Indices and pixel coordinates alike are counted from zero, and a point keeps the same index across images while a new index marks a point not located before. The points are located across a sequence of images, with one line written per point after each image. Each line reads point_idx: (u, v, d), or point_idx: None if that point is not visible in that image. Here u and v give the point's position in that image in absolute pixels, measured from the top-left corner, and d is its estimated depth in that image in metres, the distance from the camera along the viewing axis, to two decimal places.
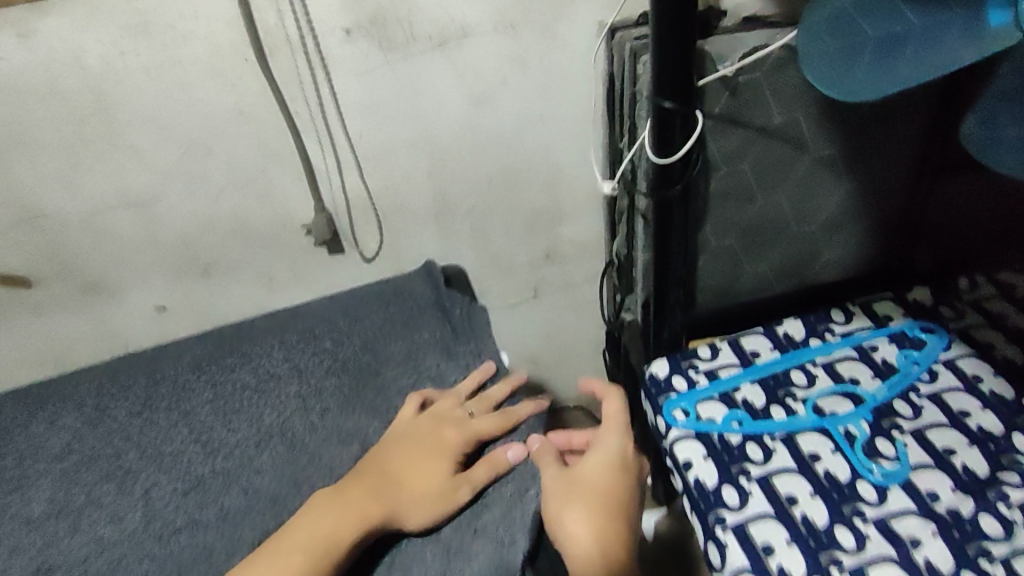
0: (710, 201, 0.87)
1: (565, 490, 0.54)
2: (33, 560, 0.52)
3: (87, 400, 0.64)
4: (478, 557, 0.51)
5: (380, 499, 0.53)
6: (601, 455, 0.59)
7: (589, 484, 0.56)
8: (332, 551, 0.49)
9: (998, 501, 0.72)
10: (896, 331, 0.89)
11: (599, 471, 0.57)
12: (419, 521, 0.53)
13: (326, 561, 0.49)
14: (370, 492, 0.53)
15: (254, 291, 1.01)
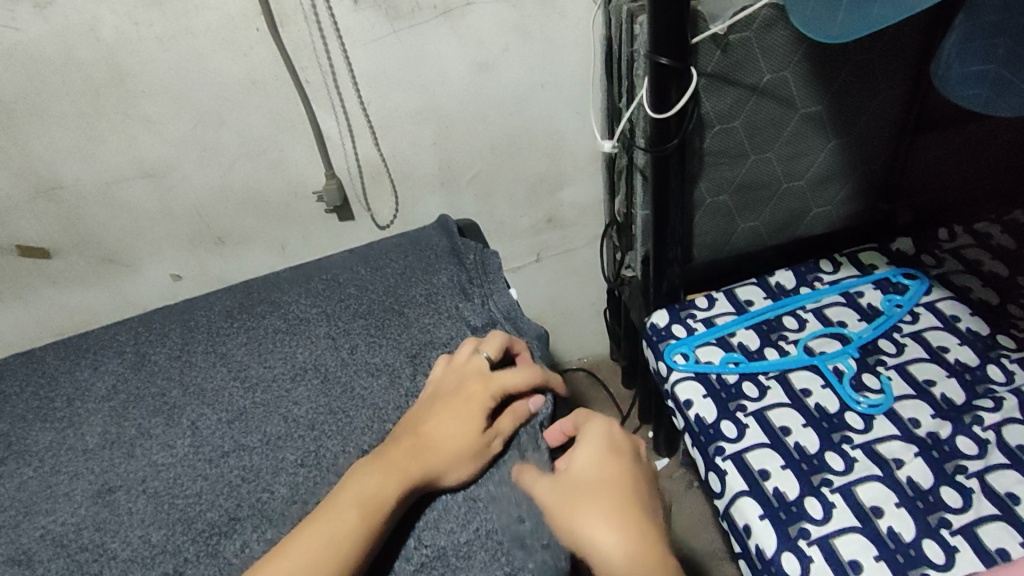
0: (705, 158, 0.92)
1: (565, 506, 0.52)
2: (94, 483, 0.57)
3: (126, 348, 0.68)
4: (505, 464, 0.57)
5: (421, 458, 0.54)
6: (589, 449, 0.56)
7: (588, 488, 0.53)
8: (379, 510, 0.50)
9: (973, 423, 0.78)
10: (881, 278, 0.94)
11: (594, 470, 0.55)
12: (456, 476, 0.55)
13: (376, 519, 0.50)
14: (408, 453, 0.54)
15: (269, 258, 1.05)
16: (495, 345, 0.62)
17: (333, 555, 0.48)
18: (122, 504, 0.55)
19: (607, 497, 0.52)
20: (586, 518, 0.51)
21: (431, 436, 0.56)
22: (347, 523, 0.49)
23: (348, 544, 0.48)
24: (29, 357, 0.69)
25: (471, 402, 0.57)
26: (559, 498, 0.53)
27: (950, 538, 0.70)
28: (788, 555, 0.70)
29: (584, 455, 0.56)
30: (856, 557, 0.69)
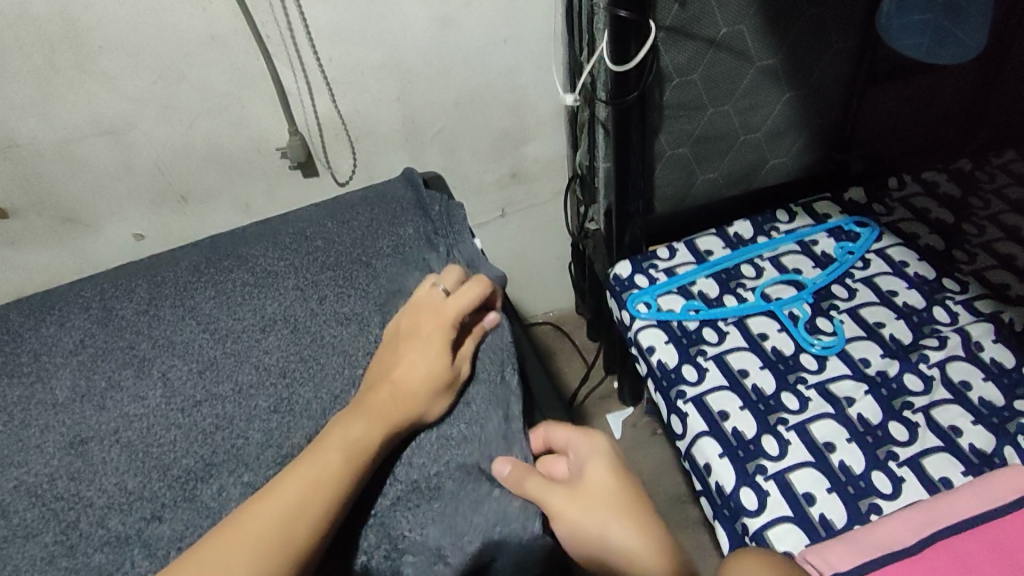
0: (665, 111, 0.93)
1: (587, 512, 0.52)
2: (66, 434, 0.57)
3: (92, 303, 0.68)
4: (473, 403, 0.59)
5: (399, 397, 0.55)
6: (597, 459, 0.55)
7: (612, 503, 0.52)
8: (364, 453, 0.51)
9: (919, 360, 0.82)
10: (834, 226, 0.98)
11: (613, 487, 0.54)
12: (434, 407, 0.57)
13: (361, 460, 0.51)
14: (382, 395, 0.55)
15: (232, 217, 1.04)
16: (451, 276, 0.63)
17: (323, 497, 0.48)
18: (96, 453, 0.55)
19: (632, 512, 0.52)
20: (618, 531, 0.50)
21: (402, 373, 0.57)
22: (331, 471, 0.50)
23: (334, 485, 0.49)
24: None
25: (433, 337, 0.59)
26: (582, 507, 0.52)
27: (897, 469, 0.73)
28: (745, 489, 0.73)
29: (597, 471, 0.55)
30: (810, 490, 0.72)
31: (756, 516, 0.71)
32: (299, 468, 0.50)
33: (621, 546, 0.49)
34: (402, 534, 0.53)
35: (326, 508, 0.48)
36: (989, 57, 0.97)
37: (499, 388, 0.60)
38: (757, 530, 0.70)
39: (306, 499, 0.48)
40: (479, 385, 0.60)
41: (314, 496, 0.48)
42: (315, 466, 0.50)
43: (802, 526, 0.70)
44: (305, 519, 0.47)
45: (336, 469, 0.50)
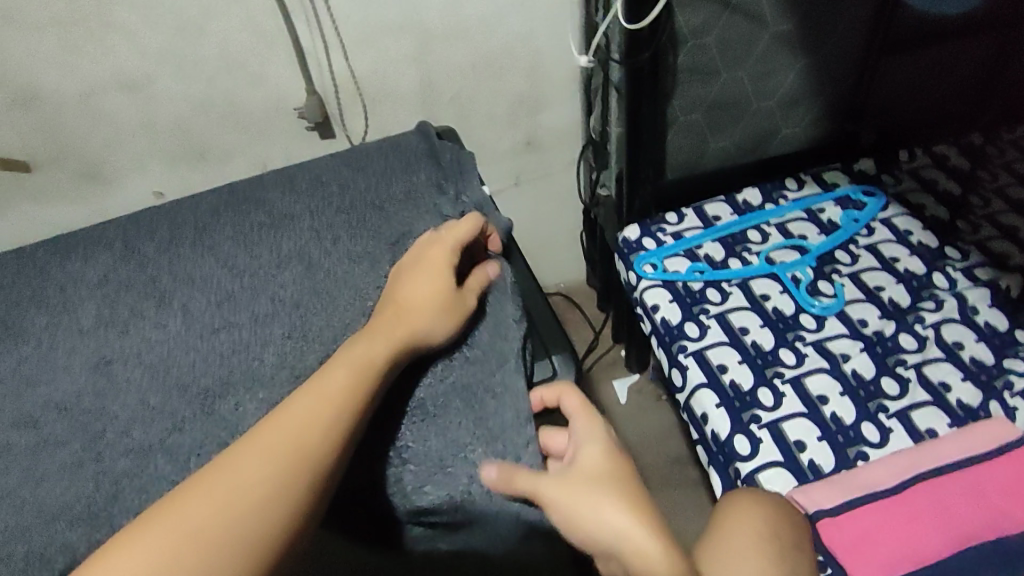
0: (679, 76, 0.95)
1: (573, 491, 0.47)
2: (91, 356, 0.60)
3: (116, 242, 0.71)
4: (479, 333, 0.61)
5: (402, 321, 0.57)
6: (597, 440, 0.51)
7: (603, 479, 0.48)
8: (372, 370, 0.52)
9: (916, 322, 0.83)
10: (841, 195, 1.00)
11: (604, 464, 0.49)
12: (438, 334, 0.58)
13: (370, 378, 0.52)
14: (387, 319, 0.57)
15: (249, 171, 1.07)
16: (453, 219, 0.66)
17: (337, 404, 0.49)
18: (118, 373, 0.58)
19: (626, 491, 0.47)
20: (605, 508, 0.45)
21: (404, 302, 0.58)
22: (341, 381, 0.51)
23: (346, 397, 0.50)
24: (21, 253, 0.71)
25: (431, 267, 0.60)
26: (568, 485, 0.47)
27: (887, 421, 0.75)
28: (739, 437, 0.76)
29: (586, 448, 0.51)
30: (801, 438, 0.75)
31: (748, 461, 0.74)
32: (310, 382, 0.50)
33: (609, 523, 0.45)
34: (405, 444, 0.56)
35: (333, 421, 0.48)
36: (998, 27, 0.99)
37: (506, 325, 0.61)
38: (748, 474, 0.73)
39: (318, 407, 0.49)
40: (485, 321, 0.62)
41: (322, 407, 0.49)
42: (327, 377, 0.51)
43: (792, 470, 0.73)
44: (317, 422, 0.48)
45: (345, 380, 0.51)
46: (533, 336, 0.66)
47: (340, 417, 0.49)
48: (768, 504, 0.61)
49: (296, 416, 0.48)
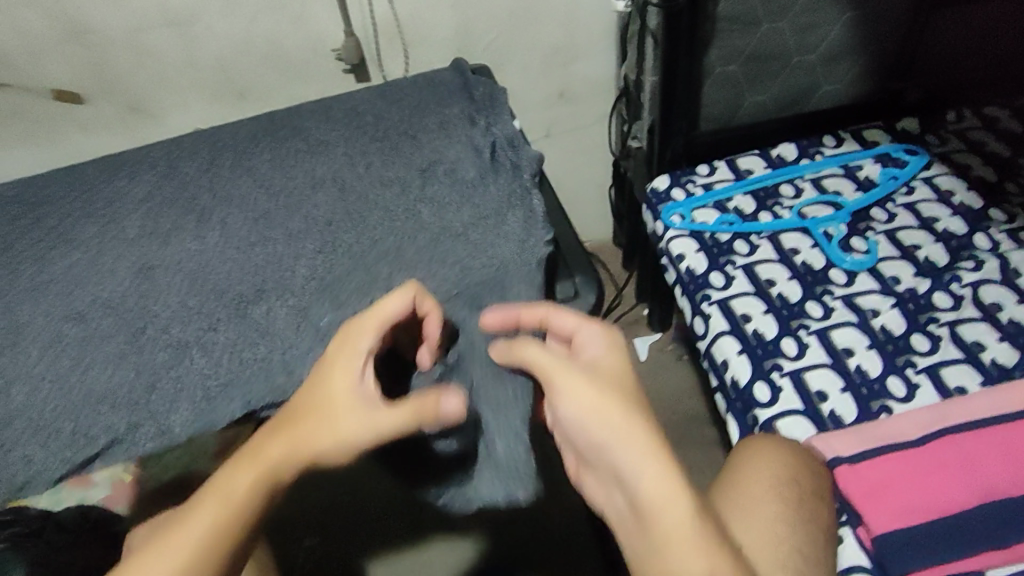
0: (719, 24, 0.93)
1: (575, 385, 0.46)
2: (136, 262, 0.63)
3: (160, 163, 0.73)
4: (506, 249, 0.61)
5: (287, 442, 0.45)
6: (608, 355, 0.49)
7: (614, 390, 0.46)
8: (233, 515, 0.42)
9: (952, 281, 0.82)
10: (882, 153, 0.97)
11: (614, 367, 0.48)
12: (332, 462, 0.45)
13: (231, 525, 0.42)
14: (276, 437, 0.45)
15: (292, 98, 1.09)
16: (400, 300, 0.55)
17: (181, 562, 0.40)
18: (161, 279, 0.61)
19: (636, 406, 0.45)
20: (620, 426, 0.43)
21: (301, 414, 0.46)
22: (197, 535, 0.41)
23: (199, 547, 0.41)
24: (70, 171, 0.74)
25: (339, 372, 0.47)
26: (569, 374, 0.47)
27: (913, 376, 0.74)
28: (759, 383, 0.76)
29: (594, 351, 0.50)
30: (823, 388, 0.74)
31: (767, 407, 0.74)
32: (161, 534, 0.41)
33: (609, 419, 0.43)
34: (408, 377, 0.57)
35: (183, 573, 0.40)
36: None
37: (528, 246, 0.61)
38: (766, 420, 0.73)
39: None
40: (512, 235, 0.62)
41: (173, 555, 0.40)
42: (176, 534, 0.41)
43: (811, 418, 0.72)
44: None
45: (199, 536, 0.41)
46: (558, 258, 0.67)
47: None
48: (772, 447, 0.66)
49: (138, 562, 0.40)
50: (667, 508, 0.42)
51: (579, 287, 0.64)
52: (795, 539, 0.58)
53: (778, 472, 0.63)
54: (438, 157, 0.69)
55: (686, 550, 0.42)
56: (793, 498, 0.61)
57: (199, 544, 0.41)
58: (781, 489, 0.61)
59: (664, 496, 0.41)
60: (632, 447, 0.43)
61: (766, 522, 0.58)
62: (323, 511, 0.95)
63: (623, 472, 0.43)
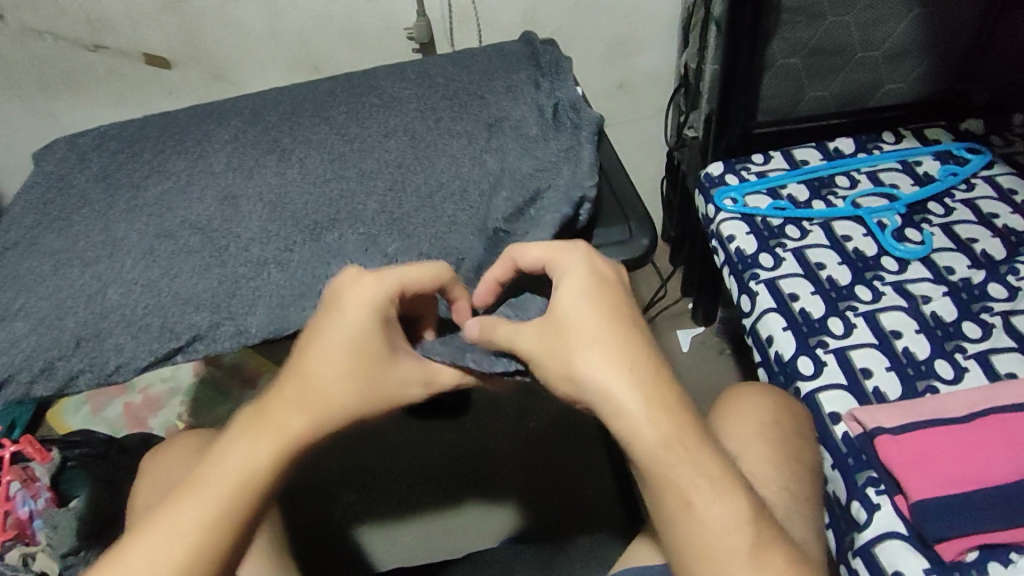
0: (783, 16, 0.95)
1: (553, 343, 0.46)
2: (222, 190, 0.67)
3: (245, 112, 0.78)
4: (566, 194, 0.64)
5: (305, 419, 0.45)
6: (577, 283, 0.47)
7: (596, 332, 0.45)
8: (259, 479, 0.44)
9: (1008, 273, 0.81)
10: (942, 150, 0.97)
11: (588, 313, 0.46)
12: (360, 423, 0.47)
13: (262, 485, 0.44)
14: (291, 407, 0.45)
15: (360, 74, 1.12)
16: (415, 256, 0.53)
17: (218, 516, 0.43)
18: (243, 206, 0.65)
19: (626, 353, 0.45)
20: (599, 365, 0.45)
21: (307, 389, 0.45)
22: (262, 463, 0.44)
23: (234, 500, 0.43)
24: (163, 116, 0.79)
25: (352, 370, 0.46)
26: (547, 342, 0.47)
27: (962, 360, 0.74)
28: (804, 358, 0.77)
29: (567, 291, 0.47)
30: (868, 366, 0.75)
31: (810, 380, 0.75)
32: (221, 459, 0.44)
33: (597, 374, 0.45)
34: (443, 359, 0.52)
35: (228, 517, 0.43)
36: None
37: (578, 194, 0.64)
38: (809, 392, 0.74)
39: (237, 498, 0.43)
40: (562, 182, 0.66)
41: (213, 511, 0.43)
42: (235, 462, 0.44)
43: (853, 392, 0.73)
44: (235, 507, 0.43)
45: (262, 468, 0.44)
46: (613, 207, 0.69)
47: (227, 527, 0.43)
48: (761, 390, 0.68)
49: (177, 515, 0.43)
50: (665, 451, 0.45)
51: (633, 232, 0.66)
52: (787, 481, 0.61)
53: (768, 413, 0.65)
54: (503, 115, 0.72)
55: (705, 493, 0.46)
56: (783, 439, 0.64)
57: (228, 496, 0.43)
58: (772, 426, 0.64)
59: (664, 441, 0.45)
60: (626, 412, 0.45)
61: (760, 458, 0.62)
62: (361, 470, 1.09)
63: (617, 419, 0.46)
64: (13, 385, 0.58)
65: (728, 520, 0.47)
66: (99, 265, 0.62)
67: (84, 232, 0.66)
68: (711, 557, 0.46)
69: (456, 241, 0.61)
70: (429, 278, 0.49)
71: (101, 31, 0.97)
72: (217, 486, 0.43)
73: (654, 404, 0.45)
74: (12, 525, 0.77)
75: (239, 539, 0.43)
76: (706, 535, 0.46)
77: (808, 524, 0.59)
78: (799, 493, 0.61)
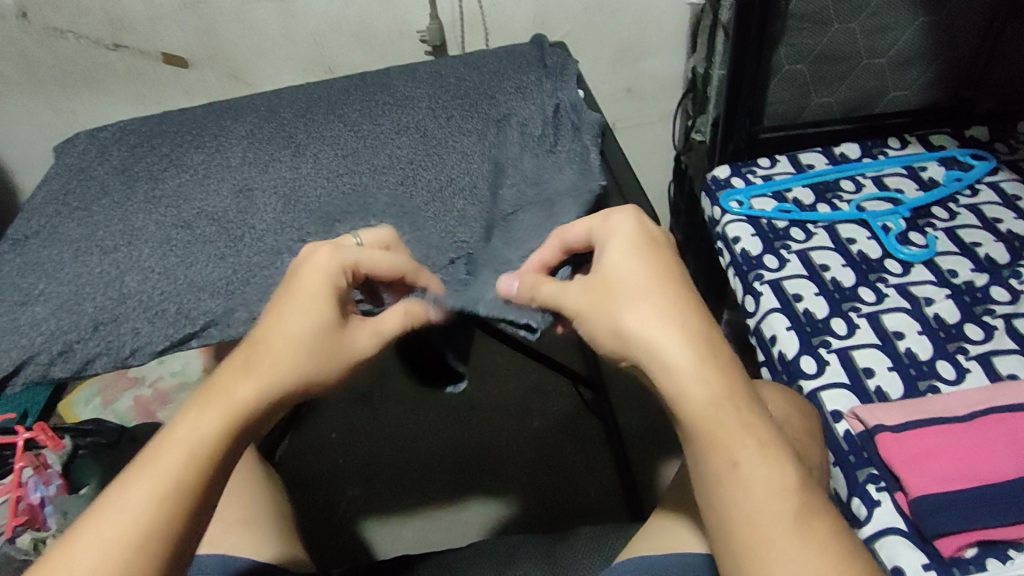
0: (789, 22, 0.96)
1: (601, 297, 0.43)
2: (238, 183, 0.69)
3: (260, 109, 0.80)
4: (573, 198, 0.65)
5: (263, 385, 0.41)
6: (620, 242, 0.44)
7: (652, 287, 0.42)
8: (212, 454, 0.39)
9: (1010, 277, 0.82)
10: (947, 156, 0.98)
11: (635, 270, 0.42)
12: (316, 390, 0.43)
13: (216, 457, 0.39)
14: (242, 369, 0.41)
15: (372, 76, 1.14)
16: (374, 237, 0.52)
17: (161, 498, 0.37)
18: (258, 198, 0.67)
19: (676, 302, 0.41)
20: (648, 317, 0.41)
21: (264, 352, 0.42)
22: (208, 434, 0.39)
23: (184, 481, 0.38)
24: (180, 113, 0.81)
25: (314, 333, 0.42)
26: (594, 301, 0.44)
27: (965, 362, 0.75)
28: (806, 357, 0.77)
29: (614, 250, 0.44)
30: (871, 365, 0.75)
31: (813, 378, 0.75)
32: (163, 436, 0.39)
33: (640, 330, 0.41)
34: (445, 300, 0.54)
35: (180, 499, 0.38)
36: None
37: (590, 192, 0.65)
38: (811, 391, 0.75)
39: (189, 470, 0.38)
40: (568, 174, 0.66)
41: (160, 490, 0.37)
42: (183, 432, 0.39)
43: (856, 392, 0.74)
44: (184, 481, 0.38)
45: (212, 438, 0.39)
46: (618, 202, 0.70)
47: (174, 510, 0.37)
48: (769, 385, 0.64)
49: (116, 500, 0.37)
50: (713, 406, 0.40)
51: None
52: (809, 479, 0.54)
53: (778, 411, 0.60)
54: (512, 115, 0.74)
55: (751, 452, 0.40)
56: (798, 436, 0.58)
57: (179, 472, 0.38)
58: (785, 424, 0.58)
59: (711, 397, 0.40)
60: (669, 366, 0.40)
61: None
62: (368, 462, 1.10)
63: (661, 371, 0.41)
64: (32, 367, 0.59)
65: (773, 485, 0.40)
66: (118, 253, 0.64)
67: (103, 221, 0.67)
68: (752, 526, 0.39)
69: (464, 233, 0.63)
70: (388, 267, 0.49)
71: (121, 31, 1.00)
72: (164, 461, 0.38)
73: (703, 357, 0.40)
74: (24, 511, 0.77)
75: (189, 519, 0.38)
76: (749, 503, 0.40)
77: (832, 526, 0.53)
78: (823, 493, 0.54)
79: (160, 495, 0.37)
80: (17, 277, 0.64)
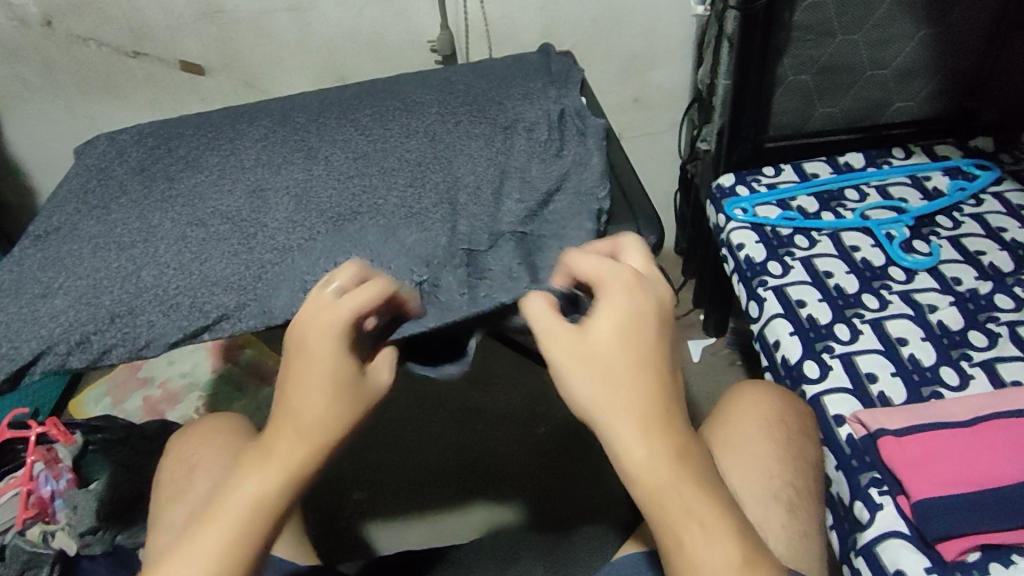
0: (793, 34, 0.97)
1: (577, 362, 0.44)
2: (252, 184, 0.71)
3: (274, 113, 0.82)
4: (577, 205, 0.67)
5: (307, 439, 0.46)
6: (613, 316, 0.44)
7: (620, 373, 0.43)
8: (264, 505, 0.45)
9: (1014, 285, 0.82)
10: (951, 166, 0.99)
11: (618, 351, 0.43)
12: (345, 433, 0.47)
13: (274, 506, 0.46)
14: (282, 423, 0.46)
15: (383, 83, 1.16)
16: (347, 271, 0.51)
17: (231, 541, 0.45)
18: (270, 198, 0.69)
19: (641, 393, 0.43)
20: (616, 402, 0.43)
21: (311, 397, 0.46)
22: (271, 490, 0.46)
23: (250, 524, 0.45)
24: (197, 117, 0.84)
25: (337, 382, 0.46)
26: (573, 360, 0.44)
27: (968, 368, 0.75)
28: (809, 362, 0.78)
29: (604, 322, 0.44)
30: (873, 371, 0.76)
31: (816, 383, 0.76)
32: (229, 491, 0.46)
33: (609, 407, 0.43)
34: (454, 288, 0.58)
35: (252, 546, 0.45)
36: None
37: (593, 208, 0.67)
38: (814, 395, 0.75)
39: (252, 522, 0.45)
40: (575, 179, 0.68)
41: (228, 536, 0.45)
42: (253, 480, 0.46)
43: (859, 396, 0.74)
44: (252, 528, 0.45)
45: (277, 485, 0.46)
46: (622, 205, 0.71)
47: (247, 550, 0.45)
48: (761, 386, 0.68)
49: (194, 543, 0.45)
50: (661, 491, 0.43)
51: (641, 229, 0.68)
52: (791, 475, 0.60)
53: (771, 410, 0.65)
54: (519, 120, 0.75)
55: (697, 531, 0.43)
56: (788, 434, 0.63)
57: (245, 521, 0.45)
58: (776, 423, 0.63)
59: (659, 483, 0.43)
60: (625, 451, 0.43)
61: (766, 455, 0.61)
62: (374, 467, 1.11)
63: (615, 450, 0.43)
64: (50, 357, 0.61)
65: (718, 559, 0.43)
66: (134, 249, 0.66)
67: (122, 219, 0.69)
68: None
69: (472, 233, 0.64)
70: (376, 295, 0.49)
71: (141, 39, 1.03)
72: (228, 515, 0.45)
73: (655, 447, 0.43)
74: (34, 504, 0.79)
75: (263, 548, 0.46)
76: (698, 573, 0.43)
77: (812, 515, 0.59)
78: (806, 488, 0.60)
79: (234, 543, 0.45)
80: (38, 271, 0.66)
